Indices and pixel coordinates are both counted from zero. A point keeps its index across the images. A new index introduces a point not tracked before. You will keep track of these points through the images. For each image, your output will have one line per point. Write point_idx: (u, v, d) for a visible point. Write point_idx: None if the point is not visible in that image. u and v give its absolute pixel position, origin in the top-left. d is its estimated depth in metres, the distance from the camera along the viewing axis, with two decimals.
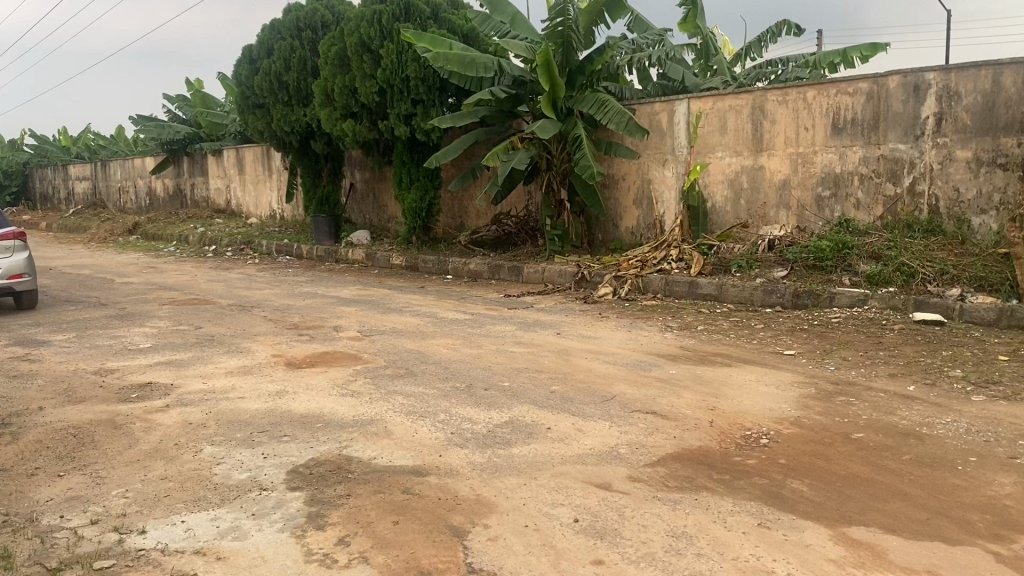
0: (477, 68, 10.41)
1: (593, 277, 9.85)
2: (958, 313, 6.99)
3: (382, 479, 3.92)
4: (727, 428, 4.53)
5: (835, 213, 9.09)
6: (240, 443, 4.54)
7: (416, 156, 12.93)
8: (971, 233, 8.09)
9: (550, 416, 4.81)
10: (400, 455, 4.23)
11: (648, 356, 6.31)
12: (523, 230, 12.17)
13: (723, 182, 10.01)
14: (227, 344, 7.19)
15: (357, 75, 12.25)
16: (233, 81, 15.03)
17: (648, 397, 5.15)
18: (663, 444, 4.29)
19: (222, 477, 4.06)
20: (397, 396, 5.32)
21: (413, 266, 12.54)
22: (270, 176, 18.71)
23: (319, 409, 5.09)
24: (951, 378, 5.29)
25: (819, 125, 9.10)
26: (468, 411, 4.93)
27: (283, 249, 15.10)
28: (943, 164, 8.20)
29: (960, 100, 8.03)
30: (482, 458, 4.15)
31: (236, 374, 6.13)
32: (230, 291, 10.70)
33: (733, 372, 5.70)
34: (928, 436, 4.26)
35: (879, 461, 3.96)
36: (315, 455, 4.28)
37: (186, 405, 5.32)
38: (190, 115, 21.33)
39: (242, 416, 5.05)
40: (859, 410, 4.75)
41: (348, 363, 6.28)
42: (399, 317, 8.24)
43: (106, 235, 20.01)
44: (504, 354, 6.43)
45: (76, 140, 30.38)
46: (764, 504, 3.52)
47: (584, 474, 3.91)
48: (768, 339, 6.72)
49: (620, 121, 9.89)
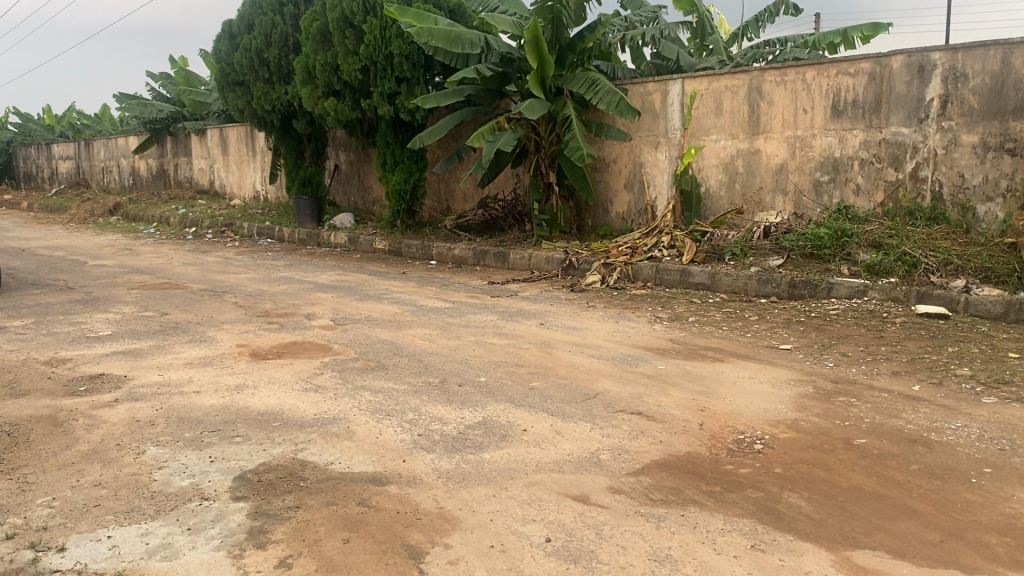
0: (463, 44, 9.96)
1: (581, 264, 9.47)
2: (963, 306, 6.64)
3: (337, 490, 3.54)
4: (719, 431, 4.17)
5: (834, 199, 8.71)
6: (187, 444, 4.16)
7: (401, 136, 12.51)
8: (976, 221, 7.73)
9: (527, 416, 4.43)
10: (360, 460, 3.86)
11: (635, 349, 5.93)
12: (511, 214, 11.81)
13: (718, 166, 9.62)
14: (191, 332, 6.79)
15: (339, 51, 11.78)
16: (212, 58, 14.54)
17: (635, 395, 4.78)
18: (648, 449, 3.92)
19: (161, 484, 3.67)
20: (363, 392, 4.93)
21: (396, 251, 12.15)
22: (254, 156, 18.25)
23: (279, 406, 4.71)
24: (959, 378, 4.92)
25: (818, 107, 8.70)
26: (439, 411, 4.55)
27: (264, 232, 14.67)
28: (948, 149, 7.83)
29: (967, 81, 7.66)
30: (449, 464, 3.78)
31: (195, 366, 5.73)
32: (205, 275, 10.30)
33: (725, 368, 5.34)
34: (937, 443, 3.90)
35: (885, 472, 3.60)
36: (267, 459, 3.90)
37: (137, 400, 4.92)
38: (173, 93, 20.84)
39: (195, 412, 4.66)
40: (861, 412, 4.39)
41: (316, 355, 5.88)
42: (376, 305, 7.85)
43: (86, 216, 19.54)
44: (483, 347, 6.04)
45: (60, 119, 29.83)
46: (759, 522, 3.16)
47: (560, 484, 3.54)
48: (763, 332, 6.36)
49: (610, 101, 9.48)
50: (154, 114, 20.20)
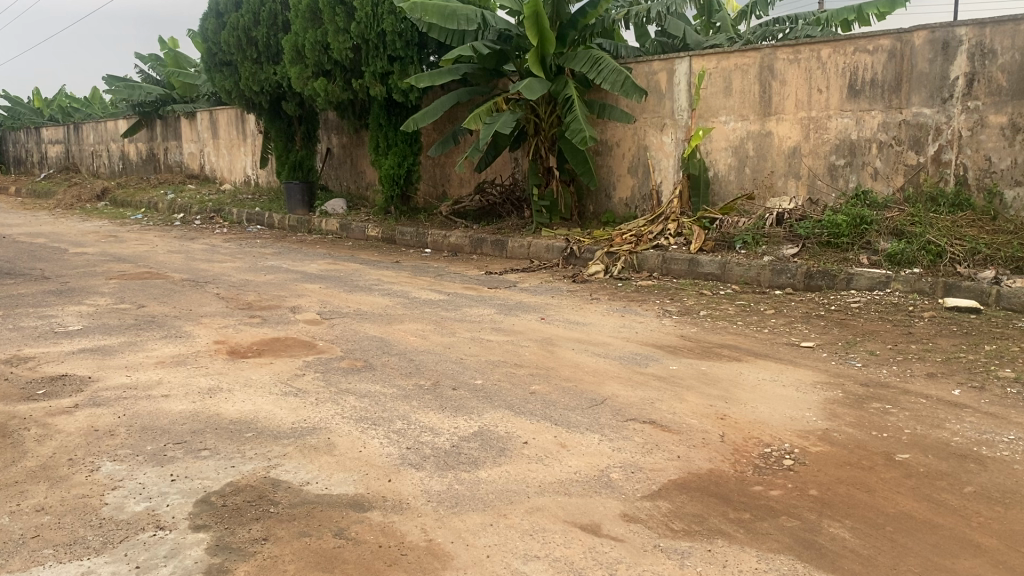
0: (459, 20, 9.48)
1: (582, 253, 9.03)
2: (995, 299, 6.20)
3: (312, 516, 3.11)
4: (742, 443, 3.73)
5: (850, 183, 8.25)
6: (148, 460, 3.70)
7: (394, 119, 12.03)
8: (1004, 208, 7.28)
9: (527, 426, 3.99)
10: (340, 480, 3.42)
11: (644, 347, 5.48)
12: (509, 200, 11.34)
13: (727, 149, 9.15)
14: (166, 327, 6.33)
15: (329, 29, 11.29)
16: (198, 37, 14.01)
17: (646, 401, 4.34)
18: (664, 466, 3.48)
19: (113, 509, 3.22)
20: (347, 396, 4.49)
21: (389, 238, 11.69)
22: (244, 140, 17.75)
23: (254, 413, 4.26)
24: (1002, 381, 4.47)
25: (834, 87, 8.22)
26: (430, 419, 4.11)
27: (254, 219, 14.22)
28: (974, 131, 7.37)
29: (995, 59, 7.18)
30: (440, 484, 3.33)
31: (167, 365, 5.26)
32: (188, 264, 9.82)
33: (743, 369, 4.89)
34: (990, 460, 3.47)
35: (936, 496, 3.16)
36: (234, 478, 3.46)
37: (99, 406, 4.47)
38: (162, 75, 20.31)
39: (160, 421, 4.22)
40: (899, 421, 3.94)
41: (298, 354, 5.42)
42: (366, 297, 7.37)
43: (72, 202, 19.04)
44: (479, 344, 5.59)
45: (49, 102, 29.25)
46: (798, 560, 2.72)
47: (567, 510, 3.10)
48: (782, 328, 5.91)
49: (615, 81, 8.97)
50: (143, 97, 19.71)
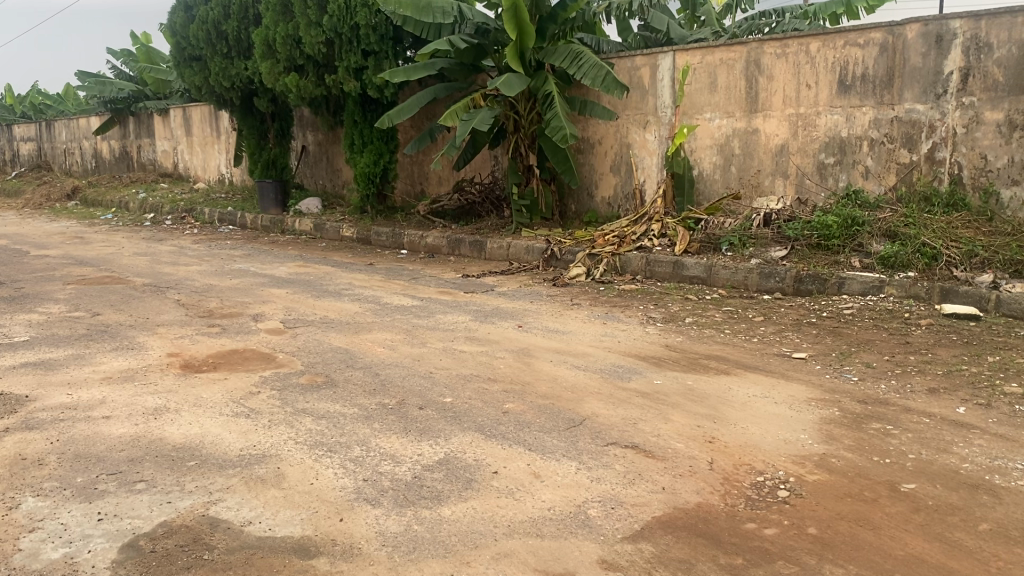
0: (434, 13, 9.10)
1: (564, 255, 8.69)
2: (995, 304, 5.92)
3: (251, 565, 2.75)
4: (732, 471, 3.41)
5: (840, 182, 7.96)
6: (75, 495, 3.33)
7: (369, 115, 11.66)
8: (1000, 207, 6.99)
9: (498, 452, 3.64)
10: (286, 519, 3.06)
11: (626, 359, 5.14)
12: (488, 199, 10.98)
13: (712, 147, 8.83)
14: (119, 338, 5.94)
15: (301, 21, 10.89)
16: (166, 31, 13.54)
17: (628, 421, 4.00)
18: (647, 500, 3.15)
19: (26, 556, 2.85)
20: (304, 418, 4.13)
21: (364, 239, 11.30)
22: (218, 138, 17.29)
23: (199, 438, 3.89)
24: (1009, 398, 4.16)
25: (824, 82, 7.91)
26: (393, 443, 3.76)
27: (226, 219, 13.79)
28: (969, 128, 7.09)
29: (991, 53, 6.89)
30: (397, 524, 2.98)
31: (113, 382, 4.87)
32: (153, 267, 9.39)
33: (732, 384, 4.55)
34: (1004, 491, 3.16)
35: (948, 534, 2.85)
36: (167, 518, 3.09)
37: (31, 430, 4.08)
38: (134, 71, 19.80)
39: (95, 447, 3.83)
40: (902, 445, 3.62)
41: (255, 368, 5.05)
42: (335, 303, 7.00)
43: (41, 201, 18.49)
44: (451, 356, 5.23)
45: (22, 99, 28.62)
46: None
47: (538, 556, 2.75)
48: (771, 337, 5.59)
49: (596, 76, 8.63)
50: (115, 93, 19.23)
